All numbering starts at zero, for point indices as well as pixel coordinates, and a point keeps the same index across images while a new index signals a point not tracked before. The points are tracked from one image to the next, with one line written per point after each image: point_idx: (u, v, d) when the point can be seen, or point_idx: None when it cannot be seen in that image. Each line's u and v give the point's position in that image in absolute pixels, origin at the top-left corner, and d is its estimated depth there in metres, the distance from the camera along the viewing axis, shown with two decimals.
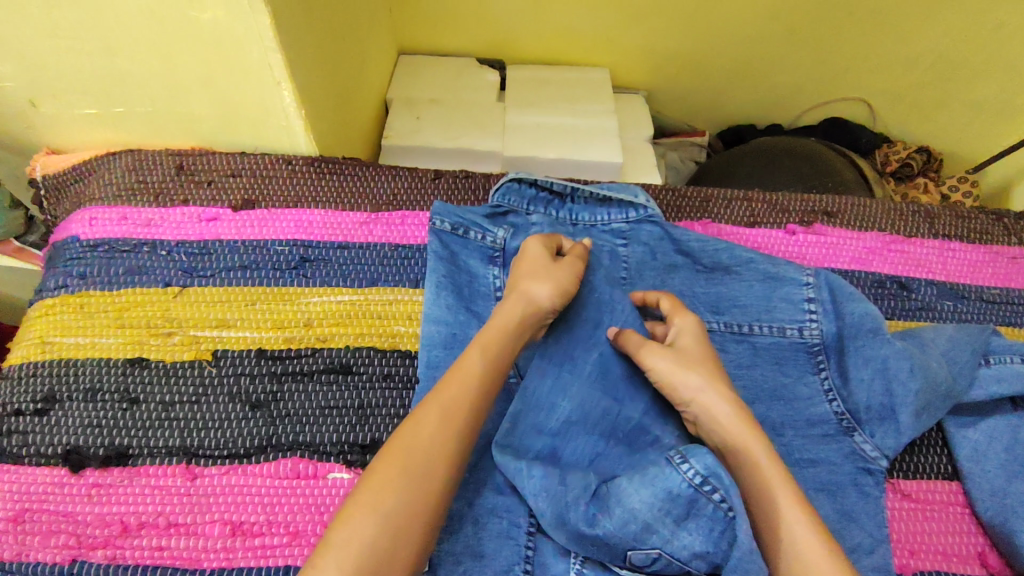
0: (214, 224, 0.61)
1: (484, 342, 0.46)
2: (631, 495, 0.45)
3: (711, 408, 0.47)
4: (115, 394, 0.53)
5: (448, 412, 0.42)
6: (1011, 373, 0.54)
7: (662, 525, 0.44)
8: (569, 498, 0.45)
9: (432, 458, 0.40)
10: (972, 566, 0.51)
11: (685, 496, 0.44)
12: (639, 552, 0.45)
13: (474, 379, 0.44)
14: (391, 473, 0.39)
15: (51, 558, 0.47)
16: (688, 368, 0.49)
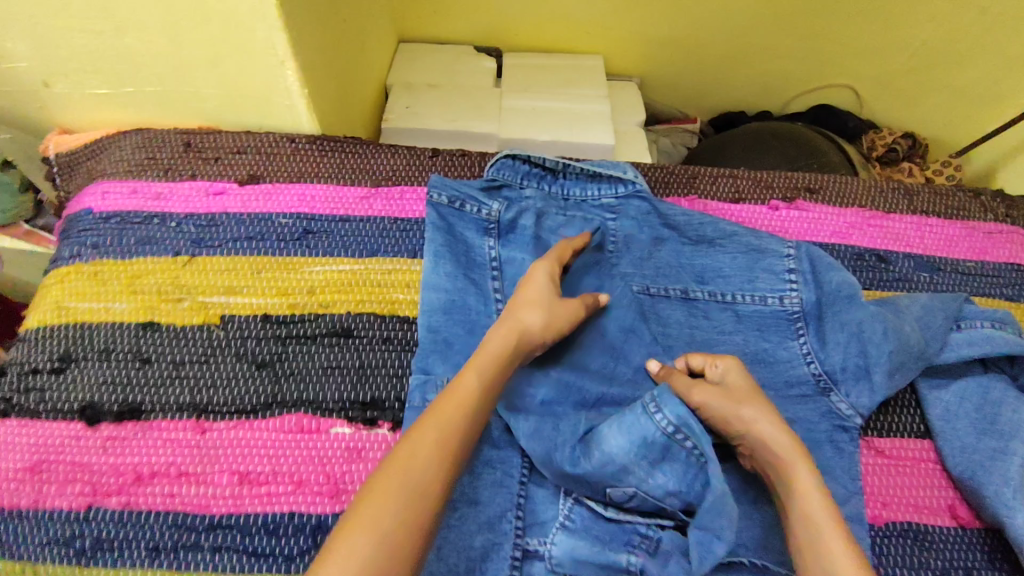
0: (221, 198, 0.64)
1: (482, 364, 0.47)
2: (611, 438, 0.49)
3: (767, 439, 0.48)
4: (128, 355, 0.56)
5: (445, 431, 0.42)
6: (981, 337, 0.56)
7: (638, 467, 0.49)
8: (557, 441, 0.50)
9: (431, 473, 0.40)
10: (942, 518, 0.54)
11: (659, 441, 0.48)
12: (617, 490, 0.49)
13: (469, 399, 0.44)
14: (392, 487, 0.39)
15: (69, 504, 0.50)
16: (740, 402, 0.50)
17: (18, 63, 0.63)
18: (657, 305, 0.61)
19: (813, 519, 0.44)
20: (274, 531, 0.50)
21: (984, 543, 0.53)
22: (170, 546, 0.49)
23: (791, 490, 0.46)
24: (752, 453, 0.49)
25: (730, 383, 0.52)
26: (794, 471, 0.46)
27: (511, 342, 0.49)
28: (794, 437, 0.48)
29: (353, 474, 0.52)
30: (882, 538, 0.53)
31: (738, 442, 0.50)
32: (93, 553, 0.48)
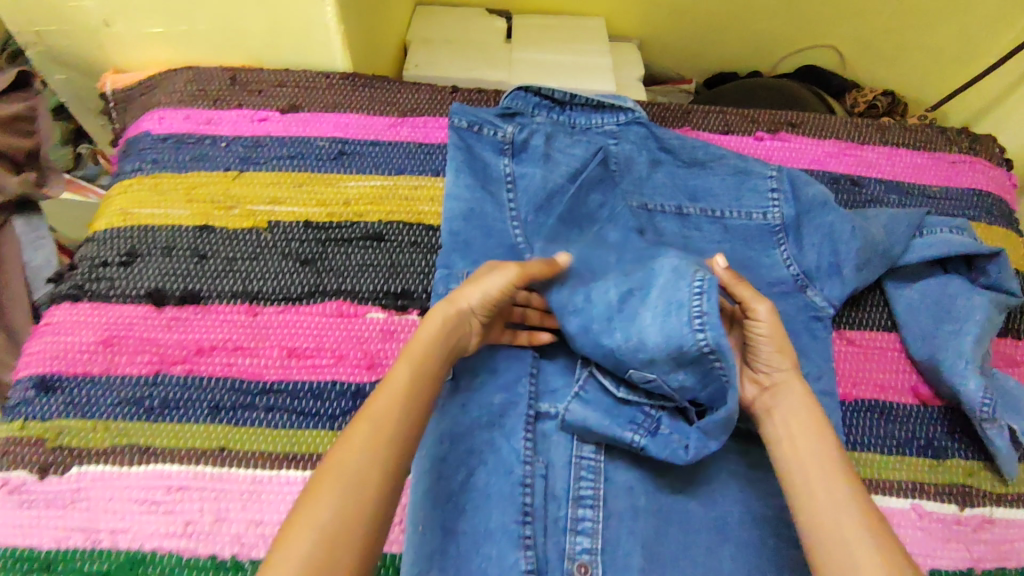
0: (264, 124, 0.71)
1: (409, 355, 0.47)
2: (642, 329, 0.52)
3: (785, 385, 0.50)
4: (187, 251, 0.63)
5: (376, 424, 0.43)
6: (940, 241, 0.64)
7: (664, 364, 0.51)
8: (594, 314, 0.55)
9: (367, 464, 0.40)
10: (906, 396, 0.61)
11: (691, 354, 0.49)
12: (639, 372, 0.53)
13: (401, 387, 0.45)
14: (326, 484, 0.39)
15: (139, 371, 0.57)
16: (776, 338, 0.51)
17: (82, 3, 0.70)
18: (654, 221, 0.68)
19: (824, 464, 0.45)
20: (320, 395, 0.57)
21: (942, 417, 0.61)
22: (229, 406, 0.56)
23: (801, 434, 0.47)
24: (769, 390, 0.51)
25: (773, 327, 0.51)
26: (810, 419, 0.48)
27: (435, 324, 0.50)
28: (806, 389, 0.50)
29: (387, 350, 0.60)
30: (852, 412, 0.60)
31: (759, 373, 0.52)
32: (161, 411, 0.56)
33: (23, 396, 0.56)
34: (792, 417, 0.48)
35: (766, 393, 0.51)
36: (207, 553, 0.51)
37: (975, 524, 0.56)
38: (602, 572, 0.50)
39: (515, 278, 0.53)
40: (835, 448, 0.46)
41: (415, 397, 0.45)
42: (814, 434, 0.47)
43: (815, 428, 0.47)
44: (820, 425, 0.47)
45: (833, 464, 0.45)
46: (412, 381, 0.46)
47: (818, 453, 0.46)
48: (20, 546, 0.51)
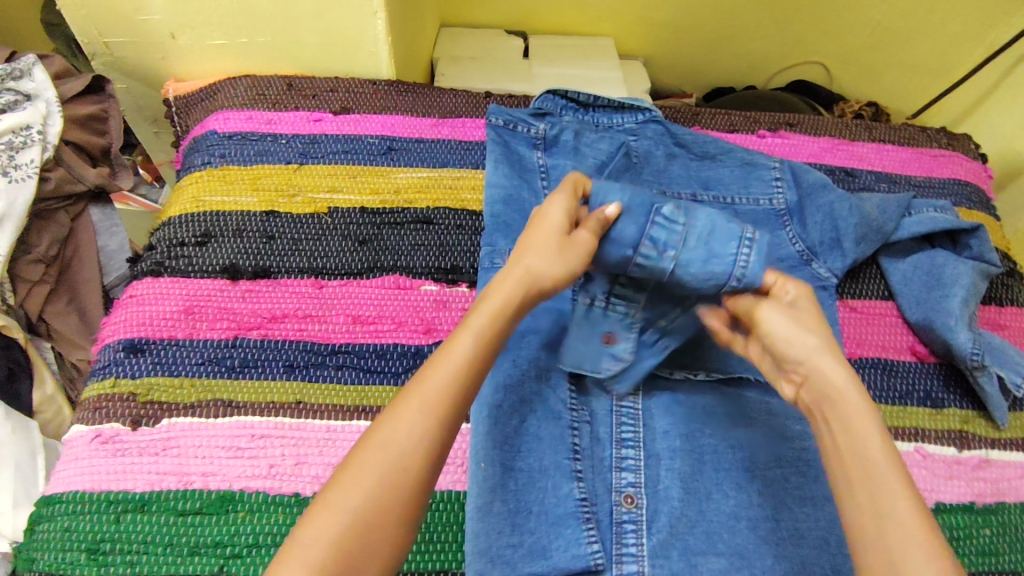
0: (319, 123, 0.79)
1: (473, 328, 0.47)
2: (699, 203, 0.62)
3: (826, 374, 0.49)
4: (257, 233, 0.70)
5: (426, 409, 0.43)
6: (928, 219, 0.72)
7: (703, 242, 0.59)
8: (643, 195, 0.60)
9: (410, 449, 0.42)
10: (905, 355, 0.69)
11: (732, 239, 0.59)
12: (674, 212, 0.60)
13: (461, 367, 0.45)
14: (369, 466, 0.41)
15: (219, 335, 0.63)
16: (799, 335, 0.51)
17: (152, 17, 0.76)
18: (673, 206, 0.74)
19: (869, 458, 0.45)
20: (383, 355, 0.64)
21: (938, 371, 0.68)
22: (302, 365, 0.62)
23: (850, 426, 0.46)
24: (805, 383, 0.50)
25: (797, 307, 0.54)
26: (853, 414, 0.47)
27: (504, 297, 0.49)
28: (856, 383, 0.49)
29: (442, 317, 0.66)
30: (857, 368, 0.67)
31: (789, 370, 0.52)
32: (241, 369, 0.61)
33: (113, 357, 0.61)
34: (835, 406, 0.48)
35: (803, 386, 0.51)
36: (291, 491, 0.56)
37: (974, 464, 0.63)
38: (646, 502, 0.56)
39: (585, 254, 0.53)
40: (885, 449, 0.45)
41: (468, 381, 0.46)
42: (860, 429, 0.46)
43: (859, 426, 0.46)
44: (867, 419, 0.46)
45: (883, 468, 0.44)
46: (472, 359, 0.46)
47: (865, 455, 0.45)
48: (116, 489, 0.56)
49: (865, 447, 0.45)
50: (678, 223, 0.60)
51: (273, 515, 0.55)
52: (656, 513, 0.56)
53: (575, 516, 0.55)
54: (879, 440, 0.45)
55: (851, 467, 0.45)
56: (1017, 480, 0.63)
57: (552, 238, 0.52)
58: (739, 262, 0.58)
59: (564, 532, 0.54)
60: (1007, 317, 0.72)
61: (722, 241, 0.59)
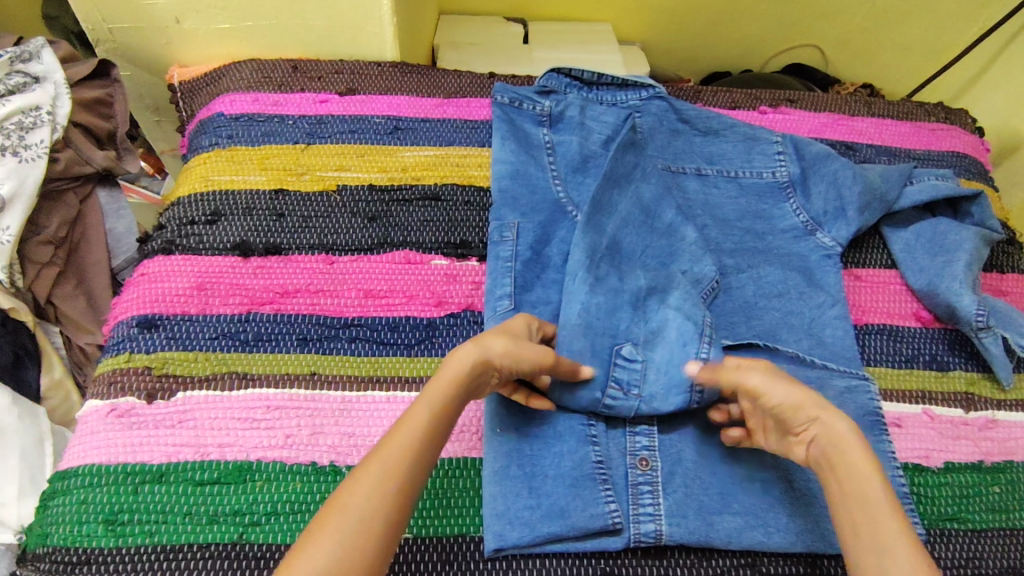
0: (325, 104, 0.79)
1: (428, 399, 0.50)
2: (661, 329, 0.61)
3: (834, 428, 0.50)
4: (267, 211, 0.70)
5: (384, 471, 0.46)
6: (929, 186, 0.73)
7: (660, 359, 0.59)
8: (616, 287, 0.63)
9: (368, 511, 0.44)
10: (909, 320, 0.70)
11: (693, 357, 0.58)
12: (633, 350, 0.60)
13: (417, 434, 0.48)
14: (328, 531, 0.43)
15: (231, 311, 0.63)
16: (799, 394, 0.52)
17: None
18: (678, 179, 0.75)
19: (875, 509, 0.47)
20: (396, 328, 0.64)
21: (943, 335, 0.69)
22: (316, 337, 0.62)
23: (856, 478, 0.48)
24: (814, 441, 0.51)
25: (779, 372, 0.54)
26: (857, 462, 0.49)
27: (457, 367, 0.51)
28: (855, 432, 0.51)
29: (452, 290, 0.67)
30: (864, 334, 0.68)
31: (797, 432, 0.52)
32: (255, 342, 0.62)
33: (127, 333, 0.62)
34: (842, 461, 0.49)
35: (811, 444, 0.51)
36: (308, 460, 0.56)
37: (981, 424, 0.64)
38: (661, 464, 0.57)
39: (546, 351, 0.53)
40: (882, 489, 0.48)
41: (425, 446, 0.48)
42: (866, 481, 0.48)
43: (862, 471, 0.49)
44: (869, 468, 0.49)
45: (885, 513, 0.47)
46: (429, 423, 0.49)
47: (872, 506, 0.47)
48: (133, 462, 0.55)
49: (870, 493, 0.48)
50: (637, 360, 0.60)
51: (290, 484, 0.55)
52: (671, 475, 0.56)
53: (592, 478, 0.55)
54: (881, 489, 0.48)
55: (864, 518, 0.47)
56: None
57: (509, 332, 0.54)
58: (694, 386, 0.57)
59: (581, 493, 0.54)
60: (1008, 283, 0.73)
61: (678, 366, 0.58)
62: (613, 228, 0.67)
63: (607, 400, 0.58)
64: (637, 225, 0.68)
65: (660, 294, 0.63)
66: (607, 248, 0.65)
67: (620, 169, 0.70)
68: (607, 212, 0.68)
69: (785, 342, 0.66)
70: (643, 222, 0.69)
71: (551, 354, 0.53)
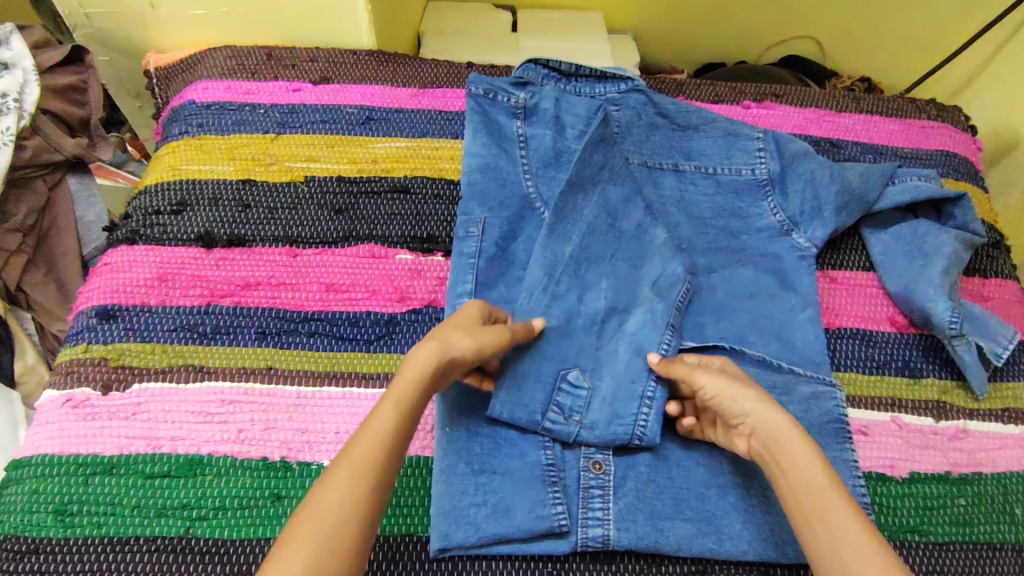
0: (298, 93, 0.78)
1: (393, 398, 0.47)
2: (610, 358, 0.62)
3: (769, 419, 0.50)
4: (232, 201, 0.69)
5: (355, 475, 0.44)
6: (911, 187, 0.71)
7: (606, 390, 0.60)
8: (573, 305, 0.63)
9: (342, 516, 0.42)
10: (884, 325, 0.68)
11: (637, 394, 0.59)
12: (580, 376, 0.61)
13: (387, 433, 0.46)
14: (300, 543, 0.40)
15: (191, 303, 0.63)
16: (735, 388, 0.52)
17: None
18: (653, 176, 0.73)
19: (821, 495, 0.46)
20: (356, 322, 0.63)
21: (918, 341, 0.67)
22: (274, 331, 0.62)
23: (794, 465, 0.48)
24: (753, 432, 0.51)
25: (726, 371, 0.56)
26: (800, 451, 0.48)
27: (422, 364, 0.48)
28: (793, 423, 0.50)
29: (415, 286, 0.66)
30: (835, 338, 0.67)
31: (736, 425, 0.53)
32: (213, 335, 0.61)
33: (87, 324, 0.62)
34: (781, 450, 0.49)
35: (750, 437, 0.52)
36: (259, 455, 0.56)
37: (951, 434, 0.62)
38: (613, 469, 0.57)
39: (503, 339, 0.54)
40: (826, 476, 0.47)
41: (395, 446, 0.46)
42: (807, 469, 0.47)
43: (804, 460, 0.48)
44: (811, 456, 0.48)
45: (836, 501, 0.45)
46: (398, 424, 0.47)
47: (816, 491, 0.46)
48: (86, 453, 0.56)
49: (817, 481, 0.47)
50: (582, 388, 0.60)
51: (239, 479, 0.55)
52: (623, 479, 0.56)
53: (542, 479, 0.55)
54: (825, 477, 0.47)
55: (808, 504, 0.46)
56: (995, 451, 0.62)
57: (466, 323, 0.53)
58: (638, 423, 0.58)
59: (529, 494, 0.54)
60: (990, 288, 0.71)
61: (625, 399, 0.59)
62: (579, 235, 0.66)
63: (547, 422, 0.57)
64: (604, 232, 0.67)
65: (617, 317, 0.64)
66: (571, 259, 0.65)
67: (587, 171, 0.68)
68: (572, 219, 0.67)
69: (752, 345, 0.64)
70: (609, 227, 0.67)
71: (507, 340, 0.54)
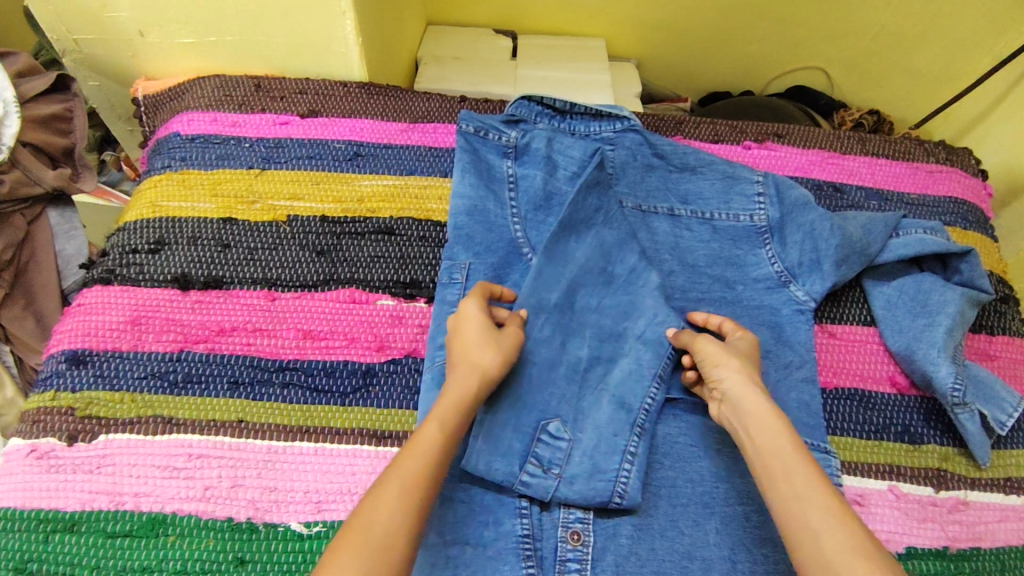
0: (286, 127, 0.76)
1: (439, 416, 0.49)
2: (592, 410, 0.60)
3: (739, 385, 0.52)
4: (212, 241, 0.68)
5: (405, 483, 0.44)
6: (915, 240, 0.68)
7: (587, 444, 0.58)
8: (559, 356, 0.61)
9: (394, 527, 0.42)
10: (884, 386, 0.65)
11: (619, 447, 0.57)
12: (560, 427, 0.58)
13: (433, 448, 0.47)
14: (352, 549, 0.40)
15: (164, 348, 0.61)
16: (721, 355, 0.55)
17: (118, 13, 0.74)
18: (647, 220, 0.70)
19: (779, 451, 0.47)
20: (333, 373, 0.61)
21: (919, 404, 0.64)
22: (247, 381, 0.60)
23: (759, 426, 0.49)
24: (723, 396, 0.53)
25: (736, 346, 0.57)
26: (766, 418, 0.50)
27: (466, 386, 0.52)
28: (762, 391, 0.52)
29: (396, 334, 0.64)
30: (831, 400, 0.64)
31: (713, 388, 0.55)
32: (184, 384, 0.60)
33: (56, 369, 0.60)
34: (747, 413, 0.51)
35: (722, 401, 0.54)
36: (225, 515, 0.54)
37: (951, 506, 0.59)
38: (593, 540, 0.54)
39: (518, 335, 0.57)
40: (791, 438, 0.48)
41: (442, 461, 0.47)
42: (771, 430, 0.49)
43: (768, 422, 0.49)
44: (772, 418, 0.49)
45: (796, 462, 0.46)
46: (444, 440, 0.48)
47: (778, 448, 0.47)
48: (47, 507, 0.54)
49: (778, 440, 0.48)
50: (563, 439, 0.58)
51: (203, 540, 0.53)
52: (603, 551, 0.54)
53: (516, 551, 0.53)
54: (789, 438, 0.48)
55: (766, 458, 0.47)
56: (995, 524, 0.59)
57: (483, 330, 0.55)
58: (618, 480, 0.56)
59: (502, 569, 0.52)
60: (997, 347, 0.68)
61: (606, 453, 0.57)
62: (568, 283, 0.64)
63: (524, 475, 0.55)
64: (595, 279, 0.65)
65: (605, 365, 0.62)
66: (560, 303, 0.63)
67: (579, 215, 0.66)
68: (564, 263, 0.64)
69: None
70: (602, 272, 0.65)
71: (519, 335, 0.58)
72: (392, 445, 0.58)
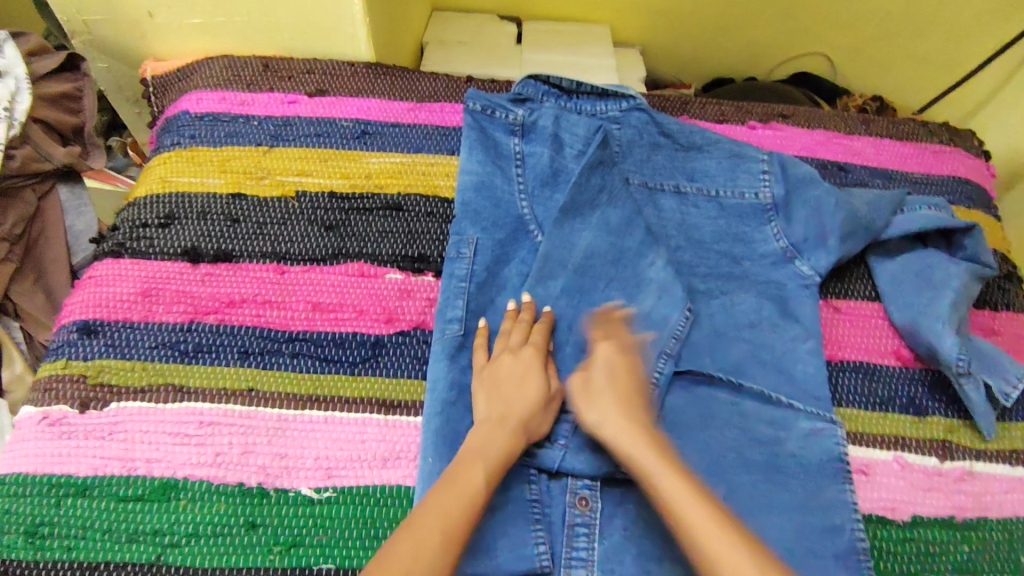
0: (294, 105, 0.77)
1: (478, 468, 0.50)
2: None
3: (600, 390, 0.56)
4: (221, 216, 0.68)
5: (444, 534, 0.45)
6: (920, 216, 0.69)
7: None
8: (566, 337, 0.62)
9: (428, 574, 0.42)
10: (888, 359, 0.65)
11: None
12: None
13: (468, 501, 0.48)
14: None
15: (174, 319, 0.62)
16: (600, 355, 0.58)
17: None
18: (653, 198, 0.71)
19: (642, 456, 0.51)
20: (342, 343, 0.62)
21: (923, 377, 0.65)
22: (257, 351, 0.61)
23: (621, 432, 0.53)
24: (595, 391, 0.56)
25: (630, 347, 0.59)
26: (624, 423, 0.53)
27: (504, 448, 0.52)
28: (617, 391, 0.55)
29: (405, 307, 0.64)
30: (837, 371, 0.64)
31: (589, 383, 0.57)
32: (195, 354, 0.60)
33: (67, 338, 0.60)
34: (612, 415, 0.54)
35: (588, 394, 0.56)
36: (236, 480, 0.54)
37: (956, 476, 0.60)
38: (601, 506, 0.55)
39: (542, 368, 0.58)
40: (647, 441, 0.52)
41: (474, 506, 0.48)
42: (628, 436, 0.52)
43: (626, 429, 0.53)
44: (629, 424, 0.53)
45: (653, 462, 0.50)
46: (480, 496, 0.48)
47: (637, 456, 0.51)
48: (60, 473, 0.54)
49: (639, 444, 0.51)
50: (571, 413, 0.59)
51: (214, 505, 0.53)
52: (610, 517, 0.54)
53: (525, 516, 0.53)
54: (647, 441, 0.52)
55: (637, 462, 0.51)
56: (1002, 494, 0.59)
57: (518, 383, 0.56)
58: None
59: (512, 532, 0.52)
60: (1001, 322, 0.68)
61: None
62: (575, 262, 0.65)
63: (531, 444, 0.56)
64: (601, 256, 0.65)
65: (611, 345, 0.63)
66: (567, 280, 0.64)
67: (583, 196, 0.67)
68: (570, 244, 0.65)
69: (750, 378, 0.62)
70: (609, 249, 0.66)
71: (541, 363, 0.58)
72: (402, 414, 0.59)
